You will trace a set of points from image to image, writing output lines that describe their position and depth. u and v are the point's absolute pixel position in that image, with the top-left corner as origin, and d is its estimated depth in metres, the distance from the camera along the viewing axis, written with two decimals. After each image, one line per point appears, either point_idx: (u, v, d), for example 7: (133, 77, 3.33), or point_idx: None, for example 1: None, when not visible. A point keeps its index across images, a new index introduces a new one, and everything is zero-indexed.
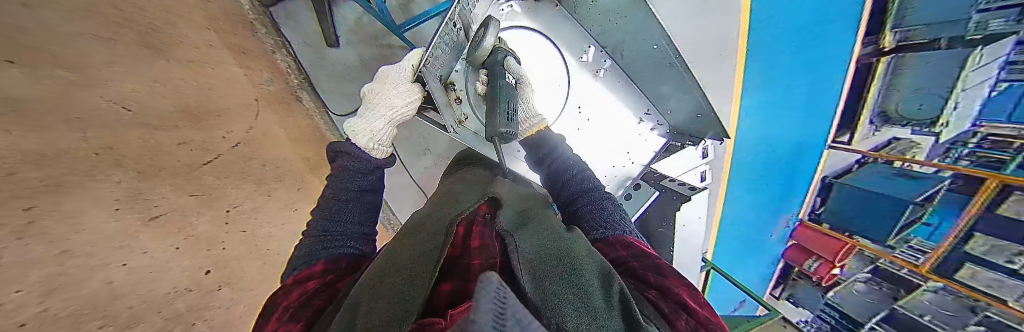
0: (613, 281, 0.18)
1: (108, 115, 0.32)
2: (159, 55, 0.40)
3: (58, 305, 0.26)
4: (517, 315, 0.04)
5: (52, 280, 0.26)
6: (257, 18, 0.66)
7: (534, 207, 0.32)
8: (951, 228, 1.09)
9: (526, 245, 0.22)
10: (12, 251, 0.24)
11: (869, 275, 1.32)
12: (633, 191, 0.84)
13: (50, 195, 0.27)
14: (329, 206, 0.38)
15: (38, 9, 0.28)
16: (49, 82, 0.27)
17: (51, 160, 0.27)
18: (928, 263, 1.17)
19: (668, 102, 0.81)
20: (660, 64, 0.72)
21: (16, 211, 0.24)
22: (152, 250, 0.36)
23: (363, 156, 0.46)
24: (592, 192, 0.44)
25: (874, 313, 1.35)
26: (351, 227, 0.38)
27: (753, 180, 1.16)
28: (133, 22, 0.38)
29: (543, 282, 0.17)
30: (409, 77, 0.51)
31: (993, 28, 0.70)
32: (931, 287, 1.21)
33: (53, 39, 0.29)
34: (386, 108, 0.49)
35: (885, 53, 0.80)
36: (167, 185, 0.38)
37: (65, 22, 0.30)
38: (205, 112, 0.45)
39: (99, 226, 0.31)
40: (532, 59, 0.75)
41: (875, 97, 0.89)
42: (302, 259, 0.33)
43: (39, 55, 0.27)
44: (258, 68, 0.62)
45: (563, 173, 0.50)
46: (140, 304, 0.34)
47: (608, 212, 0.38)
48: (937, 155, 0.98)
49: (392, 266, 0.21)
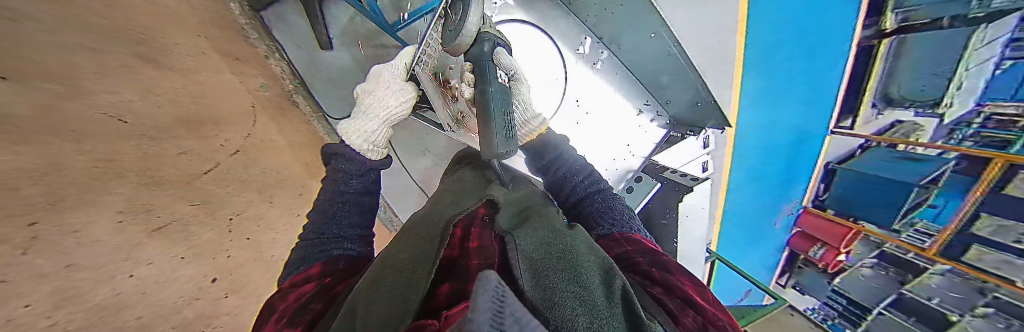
0: (614, 277, 0.18)
1: (104, 127, 0.32)
2: (151, 65, 0.40)
3: (66, 318, 0.27)
4: (515, 312, 0.04)
5: (59, 294, 0.27)
6: (249, 23, 0.65)
7: (535, 206, 0.32)
8: (955, 212, 1.05)
9: (525, 244, 0.22)
10: (14, 267, 0.24)
11: (875, 260, 1.30)
12: (634, 184, 0.85)
13: (50, 211, 0.27)
14: (326, 209, 0.38)
15: (25, 23, 0.29)
16: (36, 95, 0.27)
17: (51, 176, 0.27)
18: (934, 246, 1.14)
19: (667, 91, 0.80)
20: (660, 54, 0.72)
21: (18, 226, 0.25)
22: (156, 260, 0.36)
23: (357, 157, 0.47)
24: (599, 195, 0.44)
25: (880, 298, 1.34)
26: (345, 230, 0.38)
27: (754, 168, 1.16)
28: (124, 33, 0.38)
29: (544, 280, 0.17)
30: (403, 76, 0.53)
31: (996, 5, 0.67)
32: (937, 270, 1.18)
33: (38, 48, 0.29)
34: (381, 107, 0.51)
35: (886, 35, 0.78)
36: (166, 196, 0.39)
37: (53, 34, 0.30)
38: (201, 119, 0.45)
39: (102, 239, 0.31)
40: (528, 55, 0.75)
41: (877, 81, 0.87)
42: (297, 263, 0.32)
43: (28, 69, 0.27)
44: (251, 73, 0.62)
45: (568, 175, 0.50)
46: (148, 314, 0.35)
47: (613, 214, 0.39)
48: (941, 137, 0.94)
49: (391, 269, 0.21)
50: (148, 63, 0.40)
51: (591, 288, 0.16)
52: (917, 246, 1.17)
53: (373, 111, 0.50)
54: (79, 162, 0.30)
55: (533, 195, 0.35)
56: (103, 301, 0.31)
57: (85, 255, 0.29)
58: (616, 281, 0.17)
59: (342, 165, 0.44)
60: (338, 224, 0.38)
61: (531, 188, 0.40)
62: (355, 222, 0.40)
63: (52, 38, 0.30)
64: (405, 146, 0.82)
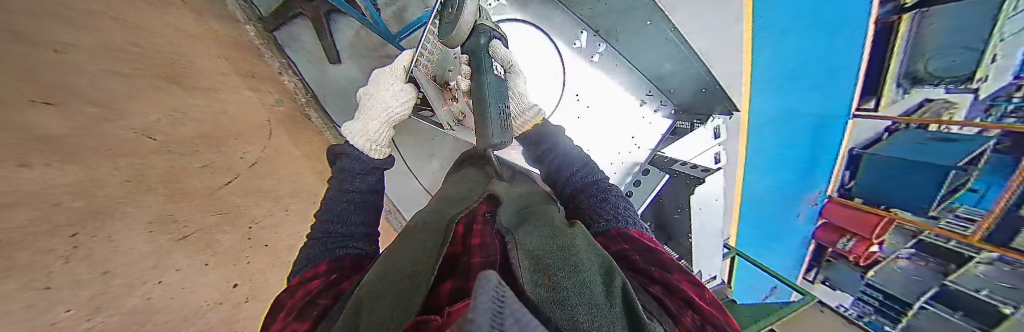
0: (614, 274, 0.18)
1: (131, 144, 0.35)
2: (178, 86, 0.43)
3: (105, 320, 0.29)
4: (515, 314, 0.04)
5: (98, 298, 0.29)
6: (263, 43, 0.70)
7: (536, 204, 0.32)
8: (1000, 193, 0.94)
9: (526, 243, 0.21)
10: (58, 275, 0.27)
11: (912, 250, 1.19)
12: (642, 176, 0.85)
13: (92, 221, 0.30)
14: (331, 208, 0.40)
15: (70, 54, 0.32)
16: (83, 119, 0.31)
17: (92, 191, 0.30)
18: (978, 233, 1.05)
19: (669, 80, 0.80)
20: (657, 40, 0.73)
21: (62, 237, 0.27)
22: (184, 266, 0.38)
23: (362, 157, 0.49)
24: (595, 186, 0.43)
25: (922, 291, 1.22)
26: (352, 228, 0.39)
27: (771, 156, 1.11)
28: (149, 58, 0.41)
29: (544, 278, 0.16)
30: (403, 77, 0.55)
31: None
32: (985, 259, 1.06)
33: (79, 74, 0.32)
34: (385, 107, 0.53)
35: (906, 10, 0.73)
36: (191, 206, 0.40)
37: (93, 60, 0.34)
38: (222, 134, 0.48)
39: (135, 247, 0.33)
40: (525, 53, 0.76)
41: (900, 59, 0.82)
42: (304, 262, 0.33)
43: (73, 95, 0.31)
44: (268, 90, 0.65)
45: (566, 166, 0.49)
46: (175, 317, 0.36)
47: (612, 204, 0.38)
48: (978, 113, 0.87)
49: (394, 267, 0.21)
50: (173, 84, 0.43)
51: (591, 287, 0.16)
52: (958, 233, 1.07)
53: (376, 111, 0.52)
54: (116, 179, 0.32)
55: (534, 195, 0.35)
56: (136, 304, 0.32)
57: (122, 263, 0.32)
58: (616, 279, 0.17)
59: (348, 165, 0.46)
60: (345, 222, 0.39)
61: (534, 186, 0.40)
62: (362, 220, 0.41)
63: (95, 66, 0.34)
64: (412, 150, 0.84)
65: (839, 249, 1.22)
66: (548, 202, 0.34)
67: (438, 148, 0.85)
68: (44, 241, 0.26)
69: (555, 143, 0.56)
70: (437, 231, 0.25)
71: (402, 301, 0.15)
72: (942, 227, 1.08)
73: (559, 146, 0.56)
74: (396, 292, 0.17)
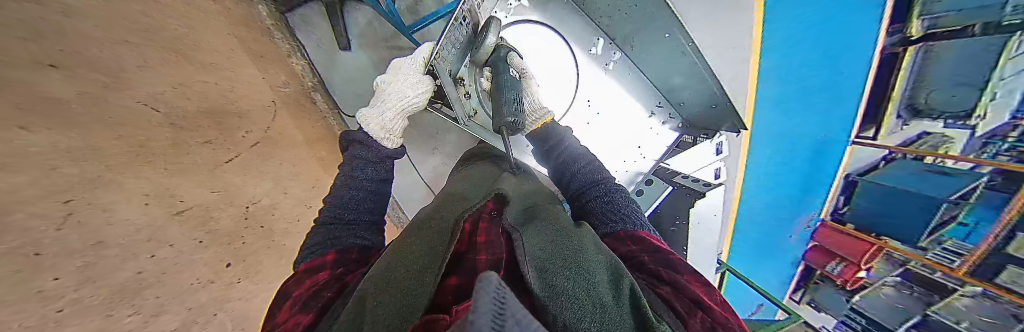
0: (623, 277, 0.18)
1: (141, 115, 0.34)
2: (185, 59, 0.43)
3: (91, 294, 0.27)
4: (516, 315, 0.04)
5: (87, 270, 0.27)
6: (274, 24, 0.69)
7: (542, 203, 0.33)
8: (990, 227, 0.88)
9: (531, 241, 0.22)
10: (53, 243, 0.24)
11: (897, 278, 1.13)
12: (644, 186, 0.86)
13: (86, 188, 0.28)
14: (341, 194, 0.39)
15: (73, 16, 0.29)
16: (87, 82, 0.29)
17: (89, 156, 0.28)
18: (965, 267, 0.97)
19: (679, 93, 0.78)
20: (672, 52, 0.68)
21: (57, 204, 0.25)
22: (178, 243, 0.38)
23: (375, 146, 0.47)
24: (604, 184, 0.43)
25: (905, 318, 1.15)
26: (360, 217, 0.39)
27: (771, 177, 1.13)
28: (159, 28, 0.40)
29: (549, 280, 0.17)
30: (420, 70, 0.56)
31: None
32: (968, 291, 0.99)
33: (91, 42, 0.30)
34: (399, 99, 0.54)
35: (913, 42, 0.76)
36: (190, 181, 0.40)
37: (100, 25, 0.32)
38: (226, 112, 0.48)
39: (132, 220, 0.32)
40: (541, 55, 0.77)
41: (903, 87, 0.82)
42: (311, 248, 0.33)
43: (80, 59, 0.29)
44: (275, 71, 0.64)
45: (570, 165, 0.50)
46: (167, 296, 0.35)
47: (615, 205, 0.38)
48: (972, 150, 0.83)
49: (398, 260, 0.22)
50: (181, 57, 0.42)
51: (596, 291, 0.16)
52: (943, 265, 1.00)
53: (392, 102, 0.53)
54: (124, 148, 0.32)
55: (539, 195, 0.36)
56: (131, 278, 0.31)
57: (115, 234, 0.30)
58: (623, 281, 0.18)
59: (360, 153, 0.45)
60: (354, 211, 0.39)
61: (540, 186, 0.41)
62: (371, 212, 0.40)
63: (106, 31, 0.33)
64: (415, 142, 0.84)
65: (827, 272, 1.21)
66: (554, 201, 0.35)
67: (441, 143, 0.85)
68: (36, 205, 0.23)
69: (557, 142, 0.56)
70: (444, 226, 0.25)
71: (407, 299, 0.16)
72: (930, 259, 1.02)
73: (561, 144, 0.55)
74: (402, 287, 0.17)
